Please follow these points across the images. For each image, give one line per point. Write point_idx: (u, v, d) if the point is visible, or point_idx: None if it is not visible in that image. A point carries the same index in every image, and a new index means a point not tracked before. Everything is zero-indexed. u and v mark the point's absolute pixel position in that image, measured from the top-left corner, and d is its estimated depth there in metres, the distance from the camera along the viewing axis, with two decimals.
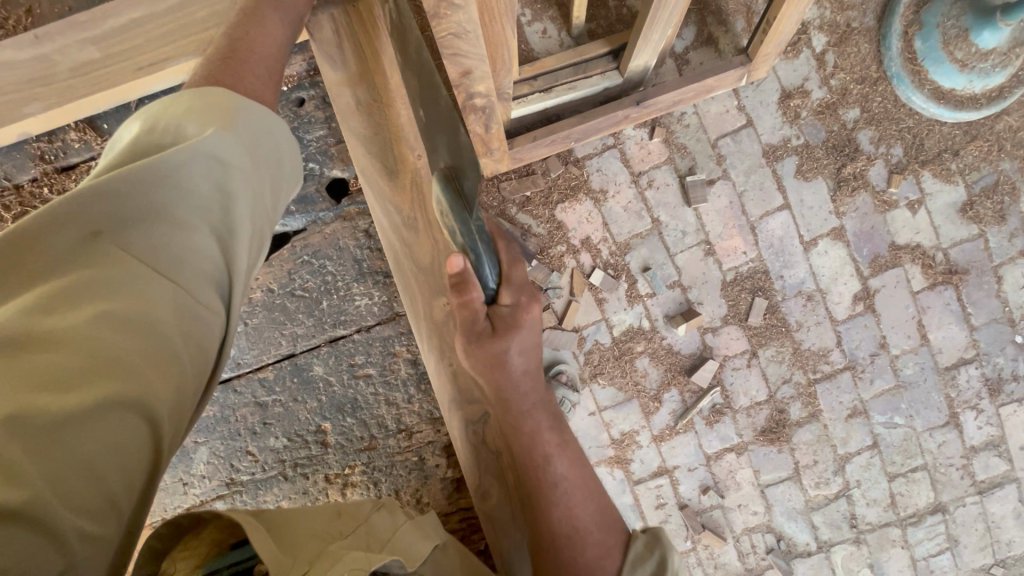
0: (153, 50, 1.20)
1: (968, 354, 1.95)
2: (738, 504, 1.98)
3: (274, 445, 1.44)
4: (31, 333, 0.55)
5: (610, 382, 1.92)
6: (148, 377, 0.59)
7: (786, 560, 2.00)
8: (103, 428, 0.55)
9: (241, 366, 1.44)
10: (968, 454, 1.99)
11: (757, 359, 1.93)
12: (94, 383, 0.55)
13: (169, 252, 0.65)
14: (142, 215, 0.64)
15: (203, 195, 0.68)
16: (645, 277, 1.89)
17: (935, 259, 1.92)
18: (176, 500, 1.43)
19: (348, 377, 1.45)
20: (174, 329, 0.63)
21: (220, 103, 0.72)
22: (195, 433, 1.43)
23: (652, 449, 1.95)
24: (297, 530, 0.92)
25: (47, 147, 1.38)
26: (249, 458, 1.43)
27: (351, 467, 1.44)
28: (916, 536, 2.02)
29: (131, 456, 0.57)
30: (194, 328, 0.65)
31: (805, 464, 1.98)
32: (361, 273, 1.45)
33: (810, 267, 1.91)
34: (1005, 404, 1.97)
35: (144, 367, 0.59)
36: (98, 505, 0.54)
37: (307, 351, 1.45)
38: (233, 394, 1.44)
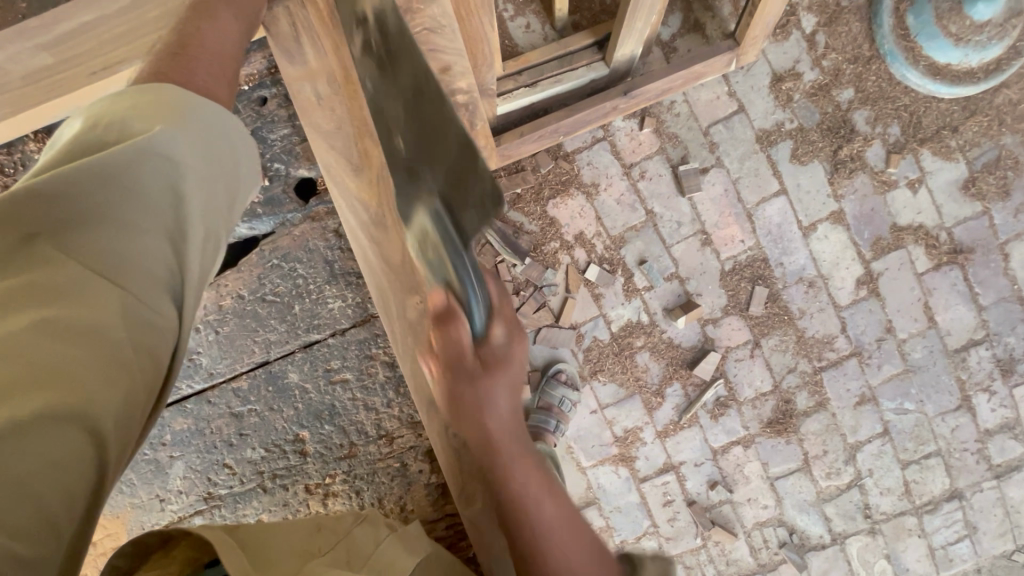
0: (108, 53, 1.17)
1: (978, 334, 1.89)
2: (748, 498, 1.94)
3: (251, 456, 1.41)
4: None
5: (611, 379, 1.88)
6: (90, 386, 0.57)
7: (799, 554, 1.96)
8: (42, 441, 0.52)
9: (214, 376, 1.42)
10: (983, 437, 1.93)
11: (759, 350, 1.89)
12: (31, 392, 0.53)
13: (118, 256, 0.63)
14: (85, 216, 0.62)
15: (150, 195, 0.66)
16: (641, 270, 1.86)
17: (939, 239, 1.87)
18: (152, 516, 1.41)
19: (324, 383, 1.43)
20: (122, 335, 0.61)
21: (168, 101, 0.70)
22: (170, 447, 1.41)
23: (657, 445, 1.91)
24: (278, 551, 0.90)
25: (5, 159, 1.37)
26: (226, 470, 1.41)
27: (331, 475, 1.42)
28: (933, 524, 1.97)
29: (74, 470, 0.55)
30: (144, 335, 0.63)
31: (814, 455, 1.93)
32: (333, 274, 1.43)
33: (810, 253, 1.87)
34: (1019, 384, 1.91)
35: (88, 374, 0.57)
36: (33, 523, 0.51)
37: (282, 358, 1.43)
38: (208, 406, 1.42)
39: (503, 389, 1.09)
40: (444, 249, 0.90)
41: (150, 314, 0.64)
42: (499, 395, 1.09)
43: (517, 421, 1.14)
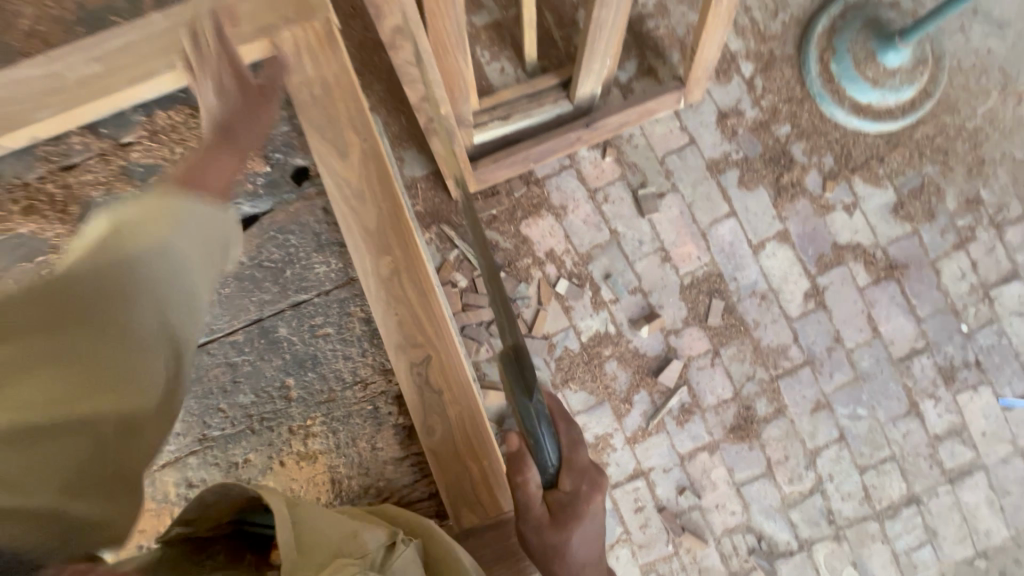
0: (154, 58, 1.25)
1: (919, 343, 2.05)
2: (716, 504, 2.01)
3: (242, 401, 1.33)
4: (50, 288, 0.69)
5: (582, 386, 2.00)
6: (141, 308, 0.73)
7: (768, 560, 2.02)
8: (111, 346, 0.70)
9: (214, 331, 1.33)
10: (933, 442, 2.05)
11: (719, 358, 2.03)
12: (93, 319, 0.70)
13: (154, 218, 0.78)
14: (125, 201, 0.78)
15: (156, 239, 0.77)
16: (607, 284, 2.03)
17: (875, 255, 2.06)
18: None
19: (310, 336, 1.36)
20: (163, 273, 0.76)
21: (167, 201, 0.82)
22: None
23: (627, 451, 2.00)
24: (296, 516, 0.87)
25: (53, 149, 1.29)
26: (219, 413, 1.33)
27: (313, 417, 1.34)
28: (895, 529, 2.04)
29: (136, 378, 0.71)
30: (178, 278, 0.78)
31: (777, 460, 2.03)
32: (320, 244, 1.39)
33: (761, 268, 2.05)
34: (961, 391, 2.05)
35: (140, 301, 0.73)
36: (112, 412, 0.68)
37: (272, 315, 1.36)
38: (205, 356, 1.33)
39: (579, 541, 1.12)
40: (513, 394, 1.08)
41: (182, 268, 0.78)
42: (577, 546, 1.13)
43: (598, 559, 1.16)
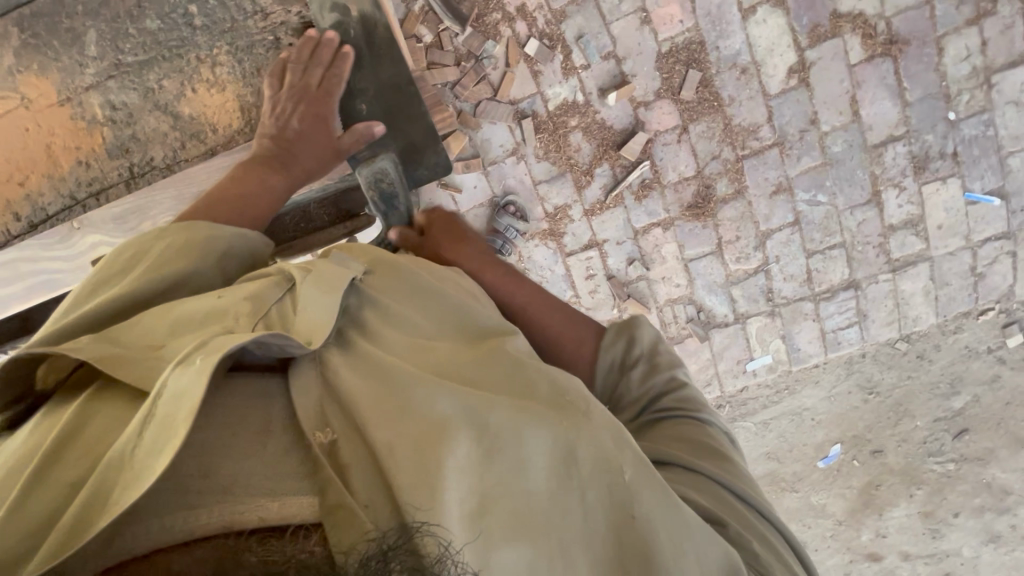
0: None
1: (898, 131, 2.01)
2: (662, 277, 2.15)
3: (139, 159, 1.36)
4: (40, 155, 1.36)
5: (545, 156, 2.02)
6: (57, 130, 1.35)
7: (704, 329, 2.21)
8: (63, 142, 1.36)
9: (112, 101, 1.34)
10: (886, 233, 2.12)
11: (687, 136, 2.01)
12: (47, 147, 1.36)
13: (38, 127, 1.35)
14: (28, 136, 1.35)
15: (47, 128, 1.35)
16: (579, 46, 1.94)
17: (876, 28, 1.92)
18: (83, 188, 1.37)
19: (167, 101, 1.34)
20: (53, 126, 1.35)
21: (20, 113, 1.34)
22: (70, 137, 1.35)
23: (583, 223, 2.09)
24: (168, 317, 0.83)
25: None
26: (116, 157, 1.36)
27: (186, 162, 1.36)
28: (828, 310, 2.20)
29: (37, 90, 1.33)
30: (46, 114, 1.34)
31: (727, 240, 2.11)
32: (205, 23, 1.33)
33: (747, 38, 1.93)
34: (929, 182, 2.06)
35: (54, 135, 1.35)
36: (49, 111, 1.34)
37: (118, 87, 1.33)
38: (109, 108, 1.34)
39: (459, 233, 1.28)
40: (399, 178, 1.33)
41: (49, 115, 1.34)
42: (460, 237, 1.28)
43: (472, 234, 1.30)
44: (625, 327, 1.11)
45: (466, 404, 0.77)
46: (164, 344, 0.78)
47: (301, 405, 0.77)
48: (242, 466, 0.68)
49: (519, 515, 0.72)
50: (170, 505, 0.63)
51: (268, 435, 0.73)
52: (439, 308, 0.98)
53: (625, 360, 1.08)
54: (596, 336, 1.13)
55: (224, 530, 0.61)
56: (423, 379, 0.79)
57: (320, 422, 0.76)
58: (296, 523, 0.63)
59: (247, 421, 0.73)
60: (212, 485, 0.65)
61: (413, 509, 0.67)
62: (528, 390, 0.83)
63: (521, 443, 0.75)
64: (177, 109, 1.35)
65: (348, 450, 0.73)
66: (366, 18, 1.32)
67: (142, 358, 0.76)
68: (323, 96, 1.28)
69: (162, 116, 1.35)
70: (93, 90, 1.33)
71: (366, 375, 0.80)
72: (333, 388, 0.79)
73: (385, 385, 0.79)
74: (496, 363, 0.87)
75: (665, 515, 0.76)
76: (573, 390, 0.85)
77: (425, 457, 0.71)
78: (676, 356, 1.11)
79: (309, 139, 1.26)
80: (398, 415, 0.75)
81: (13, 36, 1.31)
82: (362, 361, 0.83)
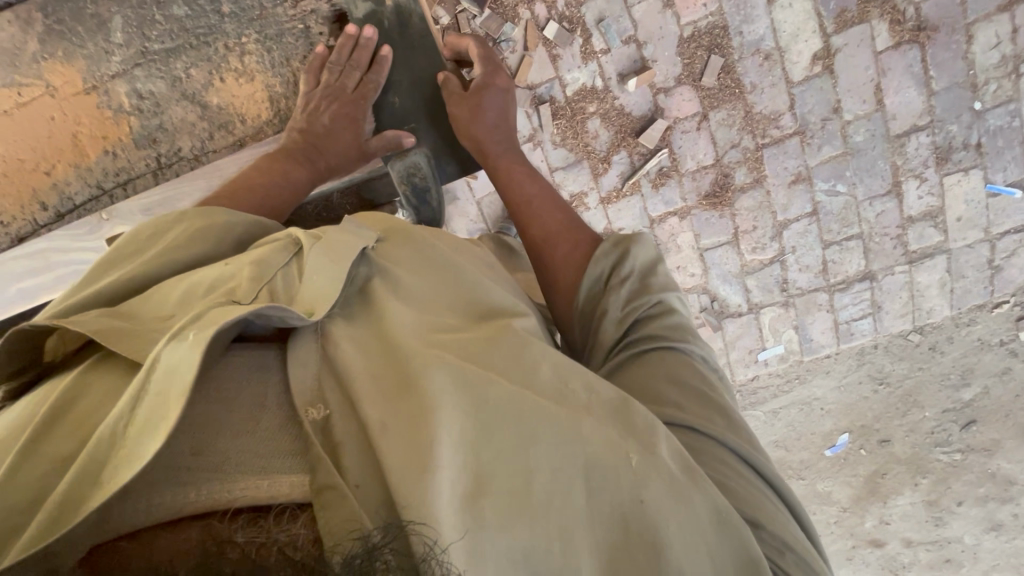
0: None
1: (922, 120, 1.97)
2: (677, 266, 2.14)
3: (168, 148, 1.44)
4: (63, 142, 1.41)
5: (562, 143, 2.00)
6: (82, 118, 1.40)
7: (717, 319, 2.22)
8: (88, 130, 1.41)
9: (139, 90, 1.40)
10: (904, 224, 2.10)
11: (707, 123, 1.97)
12: (71, 134, 1.40)
13: (62, 115, 1.39)
14: (52, 124, 1.40)
15: (71, 116, 1.39)
16: (599, 30, 1.90)
17: (905, 14, 1.88)
18: (110, 176, 1.43)
19: (195, 91, 1.42)
20: (78, 114, 1.40)
21: (43, 100, 1.38)
22: (98, 125, 1.41)
23: (599, 211, 2.07)
24: (176, 290, 0.83)
25: None
26: (144, 146, 1.43)
27: (215, 153, 1.45)
28: (842, 301, 2.20)
29: (62, 78, 1.37)
30: (71, 103, 1.39)
31: (744, 230, 2.09)
32: (233, 13, 1.40)
33: (772, 22, 1.89)
34: (950, 173, 2.03)
35: (78, 123, 1.40)
36: (73, 99, 1.39)
37: (146, 74, 1.40)
38: (137, 97, 1.41)
39: (490, 105, 1.38)
40: (431, 170, 1.45)
41: (73, 103, 1.39)
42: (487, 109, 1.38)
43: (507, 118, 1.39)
44: (620, 241, 1.08)
45: (464, 384, 0.75)
46: (170, 318, 0.79)
47: (297, 378, 0.76)
48: (237, 443, 0.68)
49: (517, 495, 0.70)
50: (163, 481, 0.62)
51: (263, 411, 0.72)
52: (442, 286, 0.96)
53: (614, 270, 1.05)
54: (587, 244, 1.13)
55: (211, 509, 0.62)
56: (419, 357, 0.78)
57: (316, 397, 0.75)
58: (282, 503, 0.63)
59: (242, 398, 0.73)
60: (206, 461, 0.65)
61: (406, 489, 0.66)
62: (528, 375, 0.81)
63: (519, 427, 0.74)
64: (205, 99, 1.43)
65: (342, 425, 0.72)
66: (401, 8, 1.39)
67: (145, 331, 0.76)
68: (357, 101, 1.37)
69: (189, 106, 1.42)
70: (120, 78, 1.39)
71: (365, 351, 0.80)
72: (331, 363, 0.78)
73: (389, 366, 0.79)
74: (498, 346, 0.85)
75: (669, 504, 0.76)
76: (575, 377, 0.84)
77: (420, 437, 0.70)
78: (673, 280, 1.08)
79: (338, 137, 1.33)
80: (399, 396, 0.74)
81: (36, 21, 1.35)
82: (364, 336, 0.83)
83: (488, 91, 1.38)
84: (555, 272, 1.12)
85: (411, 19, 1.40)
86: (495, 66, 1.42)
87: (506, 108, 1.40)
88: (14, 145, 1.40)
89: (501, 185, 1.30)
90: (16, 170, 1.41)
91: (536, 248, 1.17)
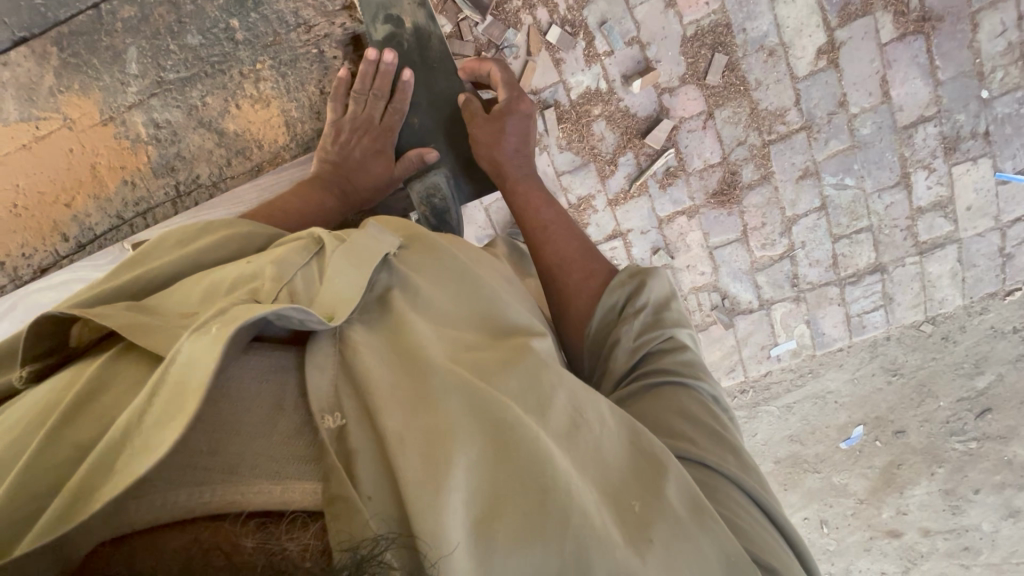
0: None
1: (929, 111, 1.96)
2: (687, 265, 2.14)
3: (185, 175, 1.48)
4: (82, 173, 1.45)
5: (568, 147, 2.00)
6: (101, 149, 1.45)
7: (728, 316, 2.22)
8: (107, 162, 1.46)
9: (156, 119, 1.45)
10: (914, 215, 2.09)
11: (713, 121, 1.97)
12: (89, 166, 1.45)
13: (81, 147, 1.44)
14: (71, 156, 1.44)
15: (90, 148, 1.44)
16: (602, 33, 1.89)
17: (909, 5, 1.87)
18: (130, 205, 1.48)
19: (210, 118, 1.46)
20: (97, 146, 1.45)
21: (62, 133, 1.43)
22: (115, 155, 1.45)
23: (607, 213, 2.07)
24: (198, 287, 0.85)
25: None
26: (162, 174, 1.47)
27: (232, 179, 1.50)
28: (853, 294, 2.19)
29: (81, 111, 1.42)
30: (89, 135, 1.44)
31: (753, 227, 2.09)
32: (247, 40, 1.44)
33: (775, 19, 1.88)
34: (959, 163, 2.03)
35: (96, 154, 1.45)
36: (92, 131, 1.44)
37: (162, 104, 1.44)
38: (153, 126, 1.45)
39: (512, 131, 1.36)
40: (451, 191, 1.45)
41: (91, 135, 1.44)
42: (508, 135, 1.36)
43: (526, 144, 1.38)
44: (636, 273, 1.09)
45: (480, 408, 0.76)
46: (190, 314, 0.80)
47: (313, 381, 0.75)
48: (252, 445, 0.68)
49: (527, 520, 0.70)
50: (176, 476, 0.63)
51: (280, 414, 0.72)
52: (459, 300, 0.96)
53: (629, 299, 1.07)
54: (602, 275, 1.14)
55: (221, 511, 0.61)
56: (438, 376, 0.78)
57: (332, 405, 0.75)
58: (295, 510, 0.63)
59: (260, 397, 0.72)
60: (220, 461, 0.65)
61: (418, 507, 0.66)
62: (543, 400, 0.81)
63: (532, 454, 0.74)
64: (222, 125, 1.47)
65: (359, 437, 0.73)
66: (420, 30, 1.40)
67: (165, 327, 0.77)
68: (385, 132, 1.39)
69: (206, 133, 1.46)
70: (136, 108, 1.44)
71: (386, 364, 0.80)
72: (351, 375, 0.78)
73: (408, 378, 0.79)
74: (516, 365, 0.84)
75: (667, 545, 0.75)
76: (588, 406, 0.83)
77: (435, 456, 0.70)
78: (685, 317, 1.08)
79: (369, 169, 1.37)
80: (419, 409, 0.75)
81: (52, 55, 1.40)
82: (382, 347, 0.83)
83: (509, 118, 1.36)
84: (569, 295, 1.14)
85: (429, 42, 1.41)
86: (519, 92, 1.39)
87: (525, 137, 1.39)
88: (33, 178, 1.44)
89: (519, 212, 1.30)
90: (37, 202, 1.45)
91: (547, 272, 1.19)
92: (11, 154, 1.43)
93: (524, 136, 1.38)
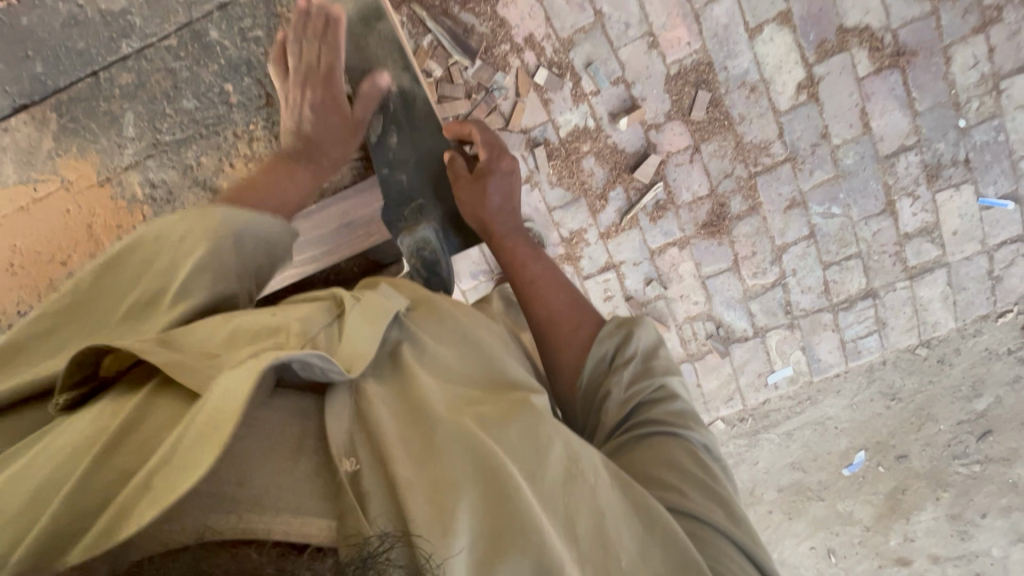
0: None
1: (910, 140, 2.01)
2: (681, 295, 2.16)
3: None
4: (80, 233, 1.49)
5: (559, 183, 2.04)
6: (98, 210, 1.49)
7: (724, 345, 2.22)
8: (104, 221, 1.49)
9: (152, 180, 1.49)
10: (902, 241, 2.12)
11: (699, 155, 2.02)
12: (87, 226, 1.49)
13: (80, 208, 1.49)
14: (69, 217, 1.49)
15: (88, 209, 1.49)
16: (588, 73, 1.95)
17: (884, 41, 1.93)
18: None
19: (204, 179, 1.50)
20: (95, 207, 1.49)
21: (61, 195, 1.48)
22: (114, 214, 1.49)
23: (599, 246, 2.10)
24: (225, 328, 0.84)
25: None
26: None
27: None
28: (847, 320, 2.21)
29: (80, 173, 1.47)
30: (88, 197, 1.48)
31: (744, 256, 2.12)
32: (241, 102, 1.49)
33: (755, 57, 1.94)
34: (942, 190, 2.07)
35: (93, 215, 1.49)
36: (90, 193, 1.48)
37: (158, 166, 1.49)
38: (149, 187, 1.49)
39: (496, 189, 1.39)
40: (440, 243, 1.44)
41: (89, 197, 1.48)
42: (493, 191, 1.38)
43: (511, 200, 1.40)
44: (624, 323, 1.12)
45: (482, 460, 0.76)
46: (219, 354, 0.79)
47: (332, 427, 0.76)
48: (275, 481, 0.67)
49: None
50: (202, 506, 0.61)
51: (301, 455, 0.72)
52: (462, 354, 0.97)
53: (618, 351, 1.09)
54: (593, 325, 1.16)
55: (242, 538, 0.59)
56: (441, 431, 0.79)
57: (348, 450, 0.75)
58: (316, 542, 0.61)
59: (283, 441, 0.72)
60: (242, 494, 0.64)
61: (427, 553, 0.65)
62: (543, 454, 0.81)
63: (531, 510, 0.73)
64: (215, 184, 1.50)
65: (372, 483, 0.72)
66: (406, 92, 1.47)
67: (202, 368, 0.75)
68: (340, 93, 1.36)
69: (200, 191, 1.50)
70: (133, 170, 1.49)
71: (393, 416, 0.81)
72: (364, 426, 0.78)
73: (413, 426, 0.80)
74: (516, 417, 0.84)
75: None
76: (585, 461, 0.83)
77: (439, 508, 0.70)
78: (674, 364, 1.10)
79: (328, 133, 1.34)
80: (424, 461, 0.75)
81: (52, 120, 1.46)
82: (390, 400, 0.83)
83: (493, 176, 1.39)
84: (559, 346, 1.14)
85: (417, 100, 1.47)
86: (500, 151, 1.43)
87: (512, 196, 1.41)
88: (33, 239, 1.49)
89: (507, 263, 1.31)
90: (35, 261, 1.49)
91: (538, 327, 1.19)
92: (12, 217, 1.48)
93: (508, 193, 1.41)
